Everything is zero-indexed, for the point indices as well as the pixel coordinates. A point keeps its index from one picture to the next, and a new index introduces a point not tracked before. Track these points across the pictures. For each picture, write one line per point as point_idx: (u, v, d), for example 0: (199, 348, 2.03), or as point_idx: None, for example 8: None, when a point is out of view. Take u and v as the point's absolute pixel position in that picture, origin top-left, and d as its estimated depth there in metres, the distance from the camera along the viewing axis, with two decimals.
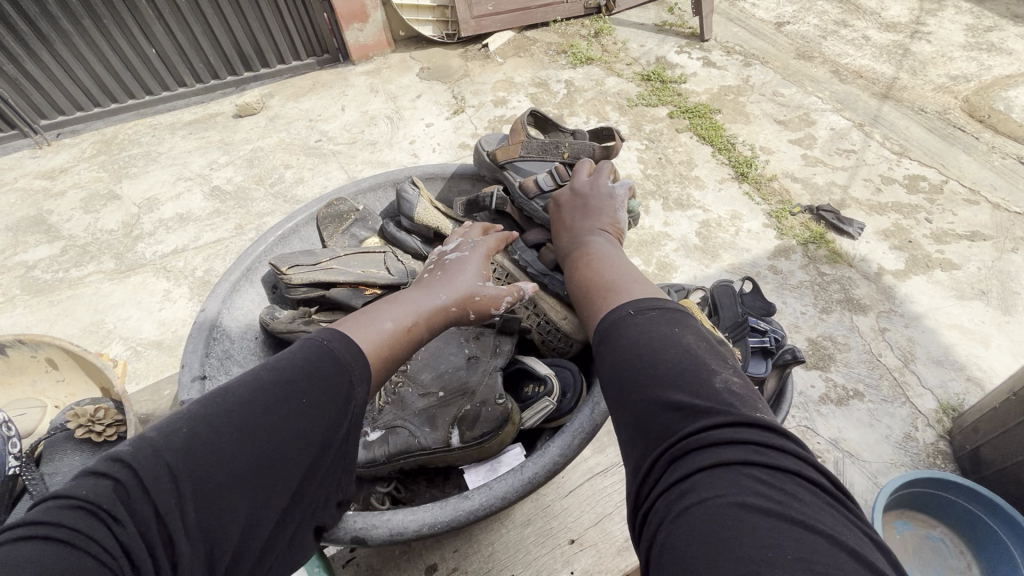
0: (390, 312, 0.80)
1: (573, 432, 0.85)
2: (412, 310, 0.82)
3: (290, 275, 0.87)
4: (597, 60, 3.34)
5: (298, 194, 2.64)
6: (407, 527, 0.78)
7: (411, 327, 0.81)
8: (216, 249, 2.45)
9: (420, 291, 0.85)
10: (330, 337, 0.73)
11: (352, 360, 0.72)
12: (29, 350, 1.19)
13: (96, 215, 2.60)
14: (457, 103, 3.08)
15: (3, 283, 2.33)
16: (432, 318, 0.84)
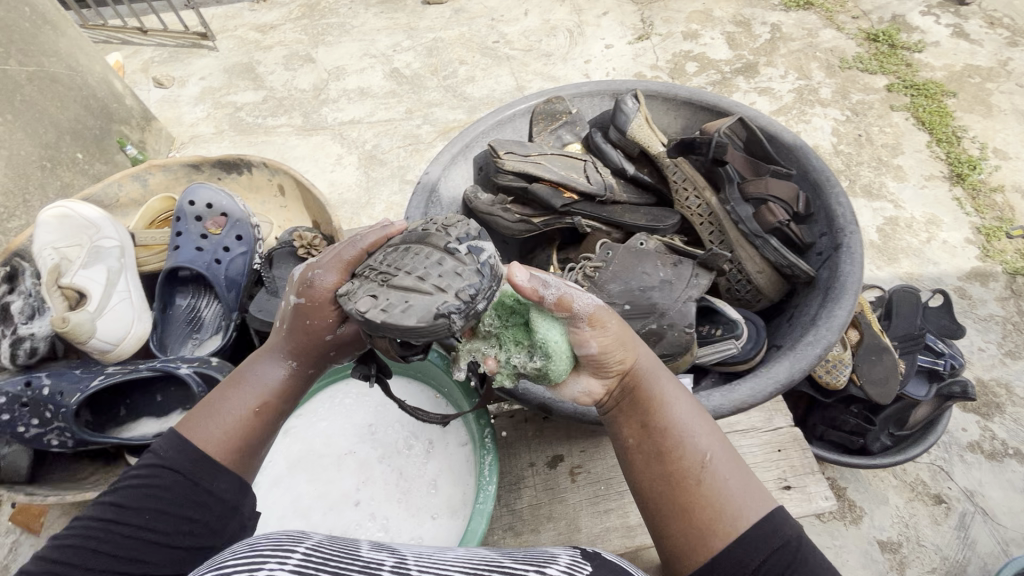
0: (226, 424, 0.72)
1: (771, 379, 0.83)
2: (253, 391, 0.75)
3: (504, 160, 0.90)
4: (818, 5, 2.88)
5: (467, 92, 2.71)
6: (601, 410, 0.74)
7: (258, 407, 0.75)
8: (388, 128, 2.63)
9: (251, 376, 0.77)
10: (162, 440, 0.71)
11: (183, 465, 0.69)
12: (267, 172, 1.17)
13: (293, 75, 2.88)
14: (645, 26, 2.87)
15: (216, 117, 2.71)
16: (280, 393, 0.77)
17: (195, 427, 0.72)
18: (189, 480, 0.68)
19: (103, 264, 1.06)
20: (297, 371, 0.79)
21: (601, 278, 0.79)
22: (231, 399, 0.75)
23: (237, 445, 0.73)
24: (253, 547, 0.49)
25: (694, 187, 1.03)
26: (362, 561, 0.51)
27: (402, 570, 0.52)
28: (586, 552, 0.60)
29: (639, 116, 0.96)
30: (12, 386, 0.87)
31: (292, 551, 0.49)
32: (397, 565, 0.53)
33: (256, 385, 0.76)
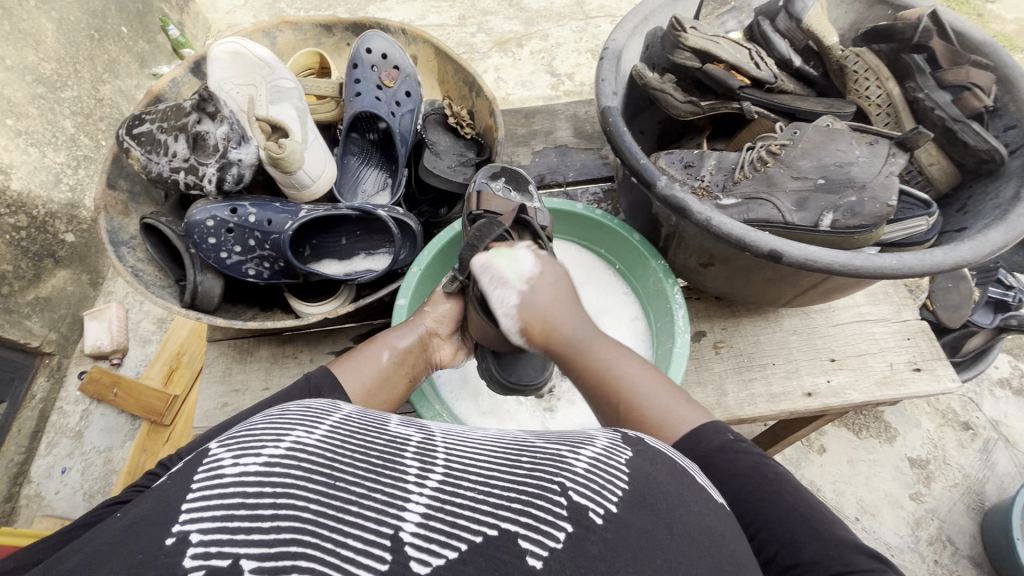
0: (366, 368, 0.68)
1: (1013, 227, 0.67)
2: (390, 346, 0.72)
3: (688, 35, 0.87)
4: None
5: (525, 3, 2.22)
6: (819, 261, 0.65)
7: (392, 361, 0.71)
8: (439, 32, 2.14)
9: (384, 337, 0.74)
10: (320, 377, 0.63)
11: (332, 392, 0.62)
12: (405, 41, 1.09)
13: None
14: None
15: (252, 9, 2.18)
16: (411, 354, 0.74)
17: (343, 365, 0.68)
18: (321, 390, 0.62)
19: (289, 104, 0.84)
20: (427, 340, 0.77)
21: (788, 155, 0.81)
22: (368, 349, 0.71)
23: (374, 388, 0.68)
24: (283, 415, 0.45)
25: (878, 74, 0.86)
26: (388, 437, 0.44)
27: (429, 452, 0.43)
28: (627, 438, 0.49)
29: (815, 5, 0.91)
30: (212, 207, 0.78)
31: (319, 423, 0.44)
32: (424, 442, 0.45)
33: (390, 345, 0.73)
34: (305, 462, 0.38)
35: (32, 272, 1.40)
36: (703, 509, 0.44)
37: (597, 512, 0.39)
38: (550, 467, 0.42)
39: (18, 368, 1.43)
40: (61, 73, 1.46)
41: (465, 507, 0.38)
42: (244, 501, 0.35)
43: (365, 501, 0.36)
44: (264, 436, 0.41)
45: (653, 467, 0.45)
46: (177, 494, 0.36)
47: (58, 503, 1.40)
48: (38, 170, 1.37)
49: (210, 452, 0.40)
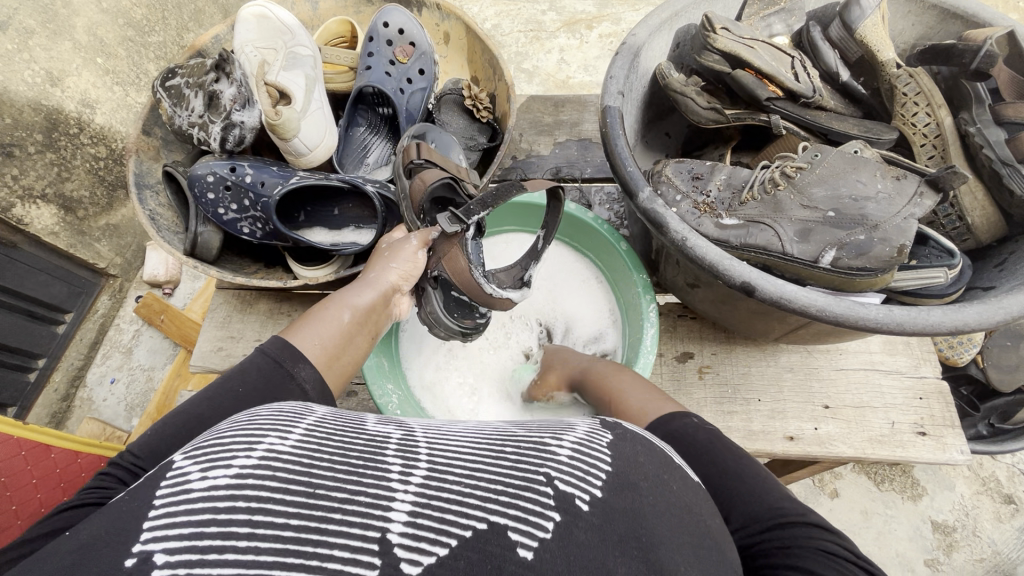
0: (327, 328, 0.64)
1: None
2: (345, 305, 0.68)
3: (717, 35, 0.80)
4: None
5: None
6: (797, 301, 0.60)
7: (354, 320, 0.67)
8: (510, 9, 2.06)
9: (342, 298, 0.69)
10: (272, 348, 0.58)
11: (287, 358, 0.58)
12: (439, 17, 1.08)
13: None
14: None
15: None
16: (368, 312, 0.69)
17: (300, 331, 0.62)
18: (276, 361, 0.57)
19: (301, 71, 0.88)
20: (391, 295, 0.74)
21: (803, 180, 0.74)
22: (327, 311, 0.66)
23: (336, 353, 0.63)
24: (252, 420, 0.43)
25: (929, 99, 0.76)
26: (367, 435, 0.43)
27: (411, 447, 0.42)
28: (606, 425, 0.49)
29: (875, 13, 0.80)
30: (215, 164, 0.84)
31: (293, 425, 0.43)
32: (405, 438, 0.44)
33: (349, 305, 0.68)
34: (282, 471, 0.37)
35: (106, 201, 1.51)
36: (675, 487, 0.44)
37: (583, 498, 0.40)
38: (535, 458, 0.43)
39: (85, 284, 1.57)
40: (150, 19, 1.52)
41: (453, 501, 0.37)
42: (215, 517, 0.34)
43: (348, 506, 0.36)
44: (233, 445, 0.39)
45: (633, 449, 0.46)
46: (142, 509, 0.35)
47: (104, 409, 1.57)
48: (120, 108, 1.46)
49: (174, 465, 0.39)
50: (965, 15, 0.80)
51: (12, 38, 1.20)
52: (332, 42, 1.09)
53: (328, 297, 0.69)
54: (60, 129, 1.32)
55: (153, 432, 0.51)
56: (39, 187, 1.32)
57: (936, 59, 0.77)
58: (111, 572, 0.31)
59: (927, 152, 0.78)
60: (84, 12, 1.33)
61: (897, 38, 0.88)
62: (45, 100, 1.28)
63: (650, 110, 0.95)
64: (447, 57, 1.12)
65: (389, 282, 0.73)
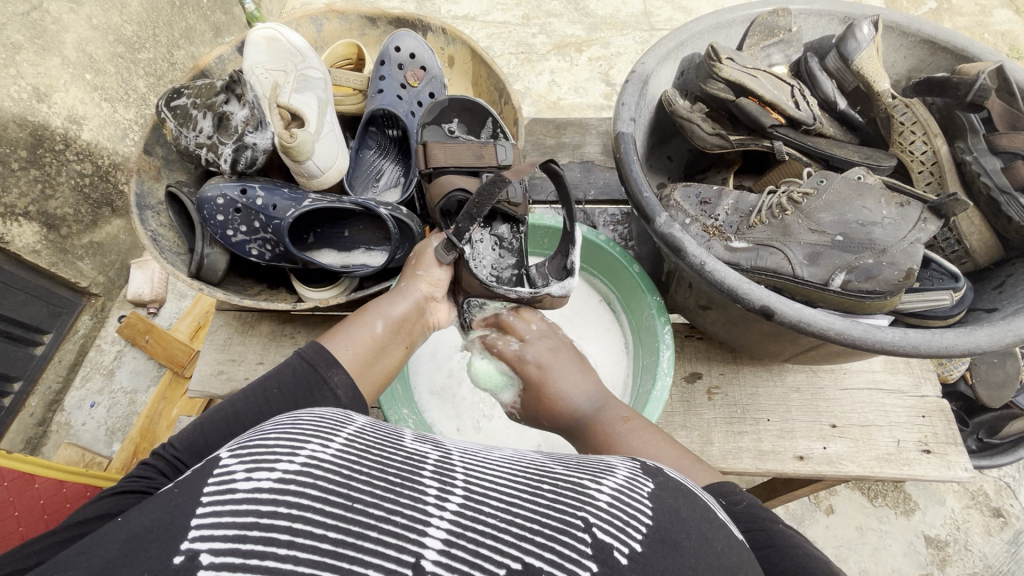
0: (360, 337, 0.66)
1: None
2: (379, 314, 0.69)
3: (723, 65, 0.83)
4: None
5: (592, 9, 2.10)
6: (814, 324, 0.62)
7: (388, 330, 0.69)
8: (501, 31, 2.09)
9: (375, 307, 0.70)
10: (309, 350, 0.61)
11: (323, 362, 0.61)
12: (444, 41, 1.09)
13: None
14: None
15: None
16: (402, 322, 0.71)
17: (335, 338, 0.65)
18: (310, 367, 0.59)
19: (312, 93, 0.88)
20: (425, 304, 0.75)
21: (810, 205, 0.76)
22: (362, 320, 0.68)
23: (369, 359, 0.65)
24: (295, 425, 0.42)
25: (926, 128, 0.79)
26: (403, 454, 0.42)
27: (447, 472, 0.41)
28: (645, 471, 0.46)
29: (870, 46, 0.84)
30: (224, 187, 0.83)
31: (334, 434, 0.41)
32: (441, 461, 0.42)
33: (384, 315, 0.70)
34: (322, 480, 0.36)
35: (90, 218, 1.47)
36: (715, 535, 0.40)
37: (622, 551, 0.36)
38: (573, 501, 0.40)
39: (66, 304, 1.51)
40: (140, 35, 1.50)
41: (488, 535, 0.35)
42: (257, 521, 0.33)
43: (384, 526, 0.34)
44: (277, 448, 0.38)
45: (676, 503, 0.42)
46: (187, 506, 0.34)
47: (83, 434, 1.50)
48: (107, 124, 1.43)
49: (220, 462, 0.38)
50: (955, 49, 0.84)
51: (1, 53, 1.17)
52: (338, 64, 1.09)
53: (362, 307, 0.71)
54: (45, 145, 1.28)
55: (196, 427, 0.54)
56: (22, 205, 1.28)
57: (932, 90, 0.80)
58: (159, 569, 0.30)
59: (925, 178, 0.81)
60: (73, 27, 1.30)
61: (890, 70, 0.92)
62: (30, 116, 1.24)
63: (654, 134, 0.97)
64: (452, 80, 1.13)
65: (421, 292, 0.74)
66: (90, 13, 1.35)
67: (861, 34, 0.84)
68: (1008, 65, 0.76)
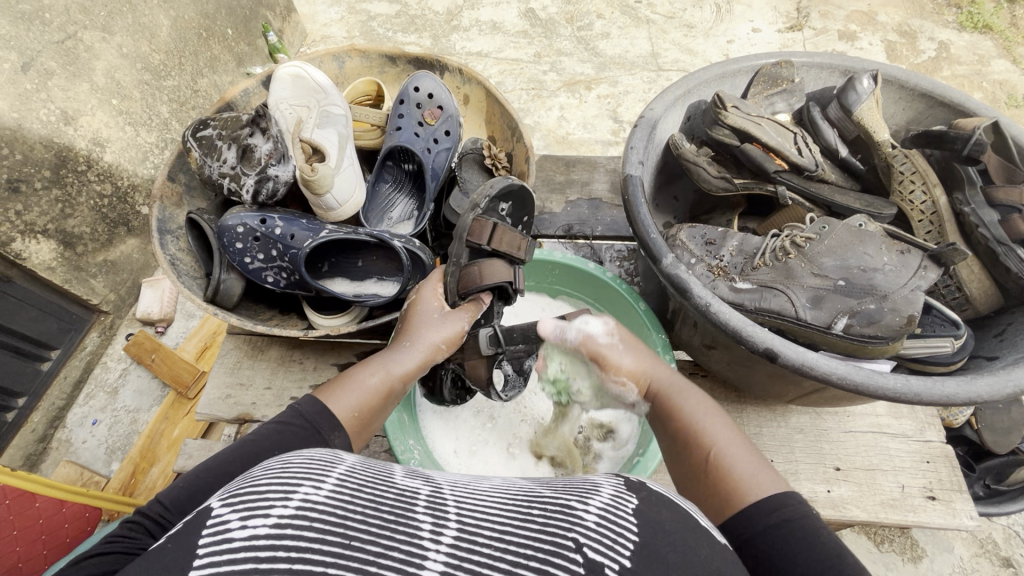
0: (361, 393, 0.65)
1: None
2: (383, 372, 0.69)
3: (728, 112, 0.86)
4: (997, 32, 2.18)
5: (602, 49, 2.18)
6: (817, 368, 0.63)
7: (389, 388, 0.68)
8: (513, 68, 2.16)
9: (379, 360, 0.70)
10: (308, 404, 0.60)
11: (323, 421, 0.60)
12: (460, 80, 1.14)
13: None
14: (799, 17, 2.20)
15: (348, 24, 2.26)
16: (403, 381, 0.71)
17: (339, 392, 0.64)
18: (313, 427, 0.59)
19: (333, 129, 0.93)
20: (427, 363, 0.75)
21: (812, 250, 0.78)
22: (364, 374, 0.68)
23: (366, 419, 0.65)
24: (286, 469, 0.42)
25: (924, 179, 0.82)
26: (396, 490, 0.42)
27: (440, 506, 0.42)
28: (630, 486, 0.47)
29: (870, 98, 0.88)
30: (245, 216, 0.85)
31: (326, 475, 0.42)
32: (433, 495, 0.43)
33: (386, 370, 0.70)
34: (319, 522, 0.37)
35: (106, 237, 1.50)
36: (708, 555, 0.41)
37: (612, 567, 0.38)
38: (562, 521, 0.41)
39: (75, 320, 1.54)
40: (167, 64, 1.56)
41: (483, 563, 0.37)
42: (257, 567, 0.33)
43: (383, 561, 0.35)
44: (270, 494, 0.39)
45: (659, 516, 0.43)
46: (185, 559, 0.35)
47: (83, 452, 1.50)
48: (129, 147, 1.48)
49: (213, 512, 0.38)
50: (950, 103, 0.88)
51: (33, 79, 1.23)
52: (357, 100, 1.14)
53: (368, 359, 0.70)
54: (68, 166, 1.33)
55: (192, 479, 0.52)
56: (41, 223, 1.31)
57: (930, 144, 0.83)
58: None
59: (927, 226, 0.83)
60: (104, 56, 1.37)
61: (888, 121, 0.96)
62: (56, 138, 1.29)
63: (661, 175, 1.00)
64: (466, 117, 1.17)
65: (427, 353, 0.74)
66: (121, 43, 1.41)
67: (861, 86, 0.88)
68: (1002, 120, 0.79)
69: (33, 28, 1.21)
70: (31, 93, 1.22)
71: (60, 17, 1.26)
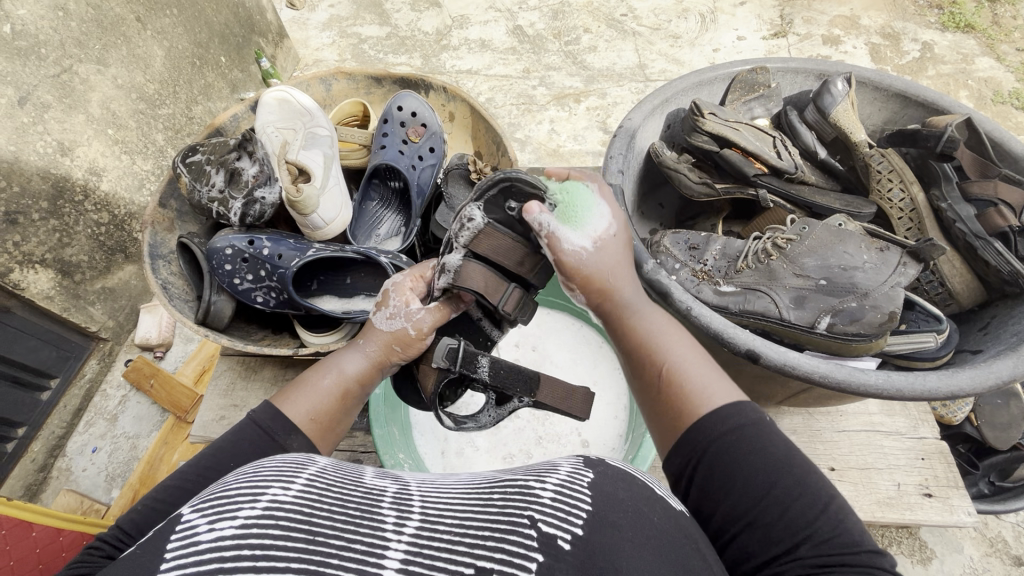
0: (318, 398, 0.65)
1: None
2: (336, 372, 0.69)
3: (706, 119, 0.87)
4: (980, 30, 2.21)
5: (590, 62, 2.21)
6: (801, 367, 0.63)
7: (344, 389, 0.68)
8: (503, 83, 2.19)
9: (334, 362, 0.70)
10: (265, 413, 0.60)
11: (279, 427, 0.60)
12: (445, 99, 1.16)
13: (419, 13, 2.39)
14: (782, 24, 2.24)
15: (340, 48, 2.30)
16: (358, 382, 0.70)
17: (293, 398, 0.64)
18: (268, 434, 0.59)
19: (319, 150, 0.96)
20: (384, 362, 0.74)
21: (794, 250, 0.78)
22: (316, 377, 0.68)
23: (327, 423, 0.65)
24: (257, 473, 0.43)
25: (902, 176, 0.84)
26: (364, 489, 0.43)
27: (405, 501, 0.42)
28: (589, 462, 0.48)
29: (845, 100, 0.89)
30: (233, 238, 0.88)
31: (295, 477, 0.43)
32: (400, 492, 0.44)
33: (337, 371, 0.69)
34: (283, 520, 0.37)
35: (103, 265, 1.51)
36: (663, 524, 0.43)
37: (565, 538, 0.39)
38: (520, 499, 0.42)
39: (75, 348, 1.54)
40: (161, 93, 1.59)
41: (443, 549, 0.37)
42: (220, 565, 0.34)
43: (345, 553, 0.36)
44: (239, 497, 0.39)
45: (612, 485, 0.45)
46: (152, 564, 0.35)
47: (83, 480, 1.50)
48: (126, 175, 1.50)
49: (183, 518, 0.39)
50: (923, 104, 0.90)
51: (29, 113, 1.25)
52: (345, 121, 1.16)
53: (323, 360, 0.70)
54: (65, 196, 1.35)
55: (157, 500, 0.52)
56: (39, 253, 1.33)
57: (905, 141, 0.85)
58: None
59: (909, 221, 0.84)
60: (99, 87, 1.39)
61: (866, 122, 0.97)
62: (54, 169, 1.31)
63: (644, 183, 1.01)
64: (452, 133, 1.18)
65: (381, 352, 0.73)
66: (116, 74, 1.44)
67: (836, 89, 0.89)
68: (975, 116, 0.81)
69: (29, 63, 1.24)
70: (28, 126, 1.25)
71: (55, 52, 1.29)
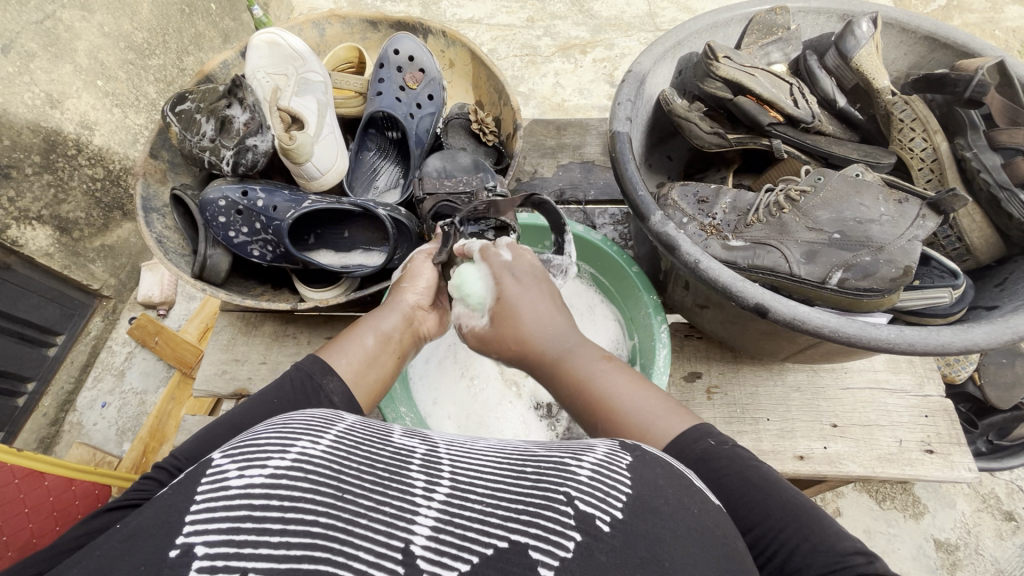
0: (355, 349, 0.64)
1: None
2: (373, 329, 0.67)
3: (721, 63, 0.82)
4: None
5: (597, 10, 2.10)
6: (813, 322, 0.62)
7: (381, 343, 0.66)
8: (506, 33, 2.09)
9: (369, 320, 0.68)
10: (306, 365, 0.60)
11: (318, 373, 0.59)
12: (445, 44, 1.09)
13: None
14: None
15: None
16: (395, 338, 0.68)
17: (329, 350, 0.63)
18: (307, 378, 0.58)
19: (313, 96, 0.92)
20: (419, 315, 0.73)
21: (807, 203, 0.75)
22: (354, 334, 0.66)
23: (363, 375, 0.63)
24: (287, 425, 0.42)
25: (925, 125, 0.79)
26: (392, 449, 0.42)
27: (434, 465, 0.41)
28: (626, 445, 0.45)
29: (870, 43, 0.83)
30: (226, 189, 0.85)
31: (324, 431, 0.42)
32: (429, 454, 0.43)
33: (376, 328, 0.67)
34: (313, 474, 0.36)
35: (102, 221, 1.49)
36: (707, 509, 0.41)
37: (603, 520, 0.37)
38: (556, 475, 0.41)
39: (78, 306, 1.54)
40: (150, 42, 1.52)
41: (475, 519, 0.37)
42: (250, 514, 0.33)
43: (374, 515, 0.35)
44: (269, 445, 0.39)
45: (654, 471, 0.43)
46: (184, 504, 0.35)
47: (95, 433, 1.53)
48: (118, 129, 1.45)
49: (214, 461, 0.38)
50: (951, 48, 0.85)
51: (14, 61, 1.19)
52: (340, 68, 1.11)
53: (359, 320, 0.69)
54: (58, 150, 1.31)
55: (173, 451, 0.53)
56: (35, 209, 1.30)
57: (930, 87, 0.80)
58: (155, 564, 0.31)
59: (932, 170, 0.80)
60: (86, 35, 1.33)
61: (889, 67, 0.92)
62: (44, 122, 1.27)
63: (653, 132, 0.97)
64: (453, 81, 1.13)
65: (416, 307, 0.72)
66: (102, 21, 1.37)
67: (860, 30, 0.84)
68: (1008, 59, 0.76)
69: (10, 7, 1.17)
70: (14, 76, 1.19)
71: None
